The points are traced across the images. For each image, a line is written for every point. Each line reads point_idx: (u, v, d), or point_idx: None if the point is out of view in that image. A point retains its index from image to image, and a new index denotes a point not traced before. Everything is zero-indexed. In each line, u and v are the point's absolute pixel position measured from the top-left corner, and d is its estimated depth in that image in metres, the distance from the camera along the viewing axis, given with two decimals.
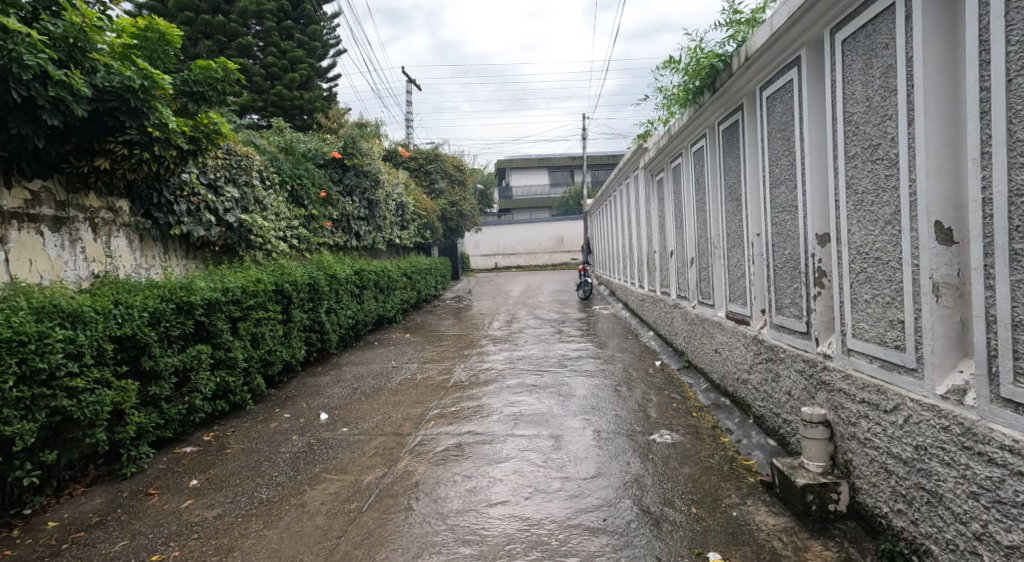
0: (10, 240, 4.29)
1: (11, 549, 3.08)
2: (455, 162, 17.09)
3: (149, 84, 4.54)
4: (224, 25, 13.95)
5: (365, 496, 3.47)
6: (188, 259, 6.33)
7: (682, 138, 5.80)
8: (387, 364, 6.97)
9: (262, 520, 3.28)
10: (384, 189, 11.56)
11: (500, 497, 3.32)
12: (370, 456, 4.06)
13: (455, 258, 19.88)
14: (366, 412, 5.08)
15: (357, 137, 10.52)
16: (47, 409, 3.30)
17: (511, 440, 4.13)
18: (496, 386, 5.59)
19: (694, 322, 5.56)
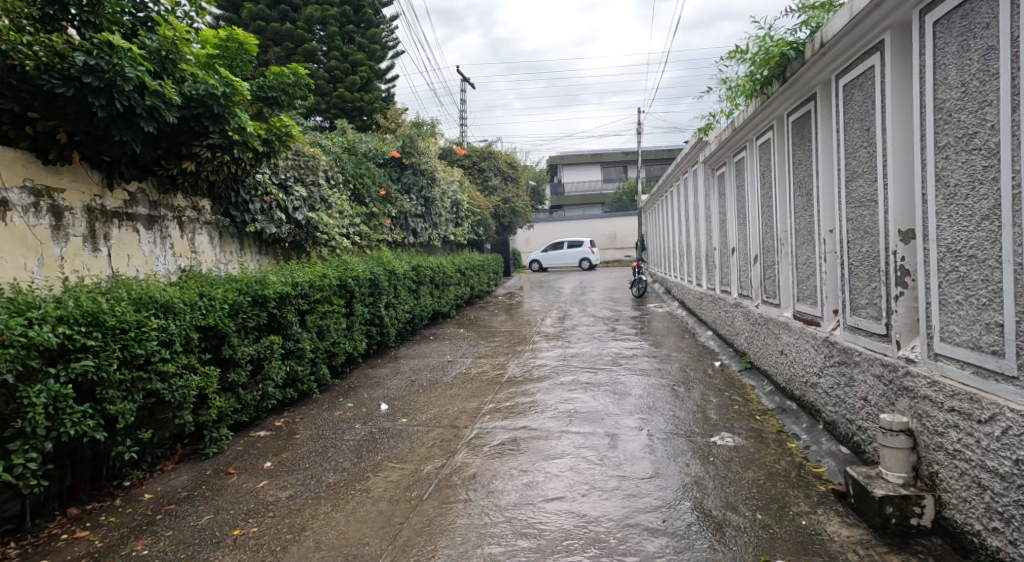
0: (112, 238, 4.62)
1: (115, 516, 3.33)
2: (509, 160, 17.16)
3: (229, 90, 4.82)
4: (291, 32, 14.48)
5: (425, 485, 3.55)
6: (260, 254, 6.64)
7: (747, 131, 5.62)
8: (444, 358, 7.09)
9: (330, 503, 3.41)
10: (440, 187, 11.76)
11: (557, 492, 3.33)
12: (429, 447, 4.15)
13: (507, 255, 19.94)
14: (425, 404, 5.18)
15: (415, 136, 10.73)
16: (143, 392, 3.53)
17: (566, 436, 4.13)
18: (549, 382, 5.60)
19: (758, 322, 5.39)
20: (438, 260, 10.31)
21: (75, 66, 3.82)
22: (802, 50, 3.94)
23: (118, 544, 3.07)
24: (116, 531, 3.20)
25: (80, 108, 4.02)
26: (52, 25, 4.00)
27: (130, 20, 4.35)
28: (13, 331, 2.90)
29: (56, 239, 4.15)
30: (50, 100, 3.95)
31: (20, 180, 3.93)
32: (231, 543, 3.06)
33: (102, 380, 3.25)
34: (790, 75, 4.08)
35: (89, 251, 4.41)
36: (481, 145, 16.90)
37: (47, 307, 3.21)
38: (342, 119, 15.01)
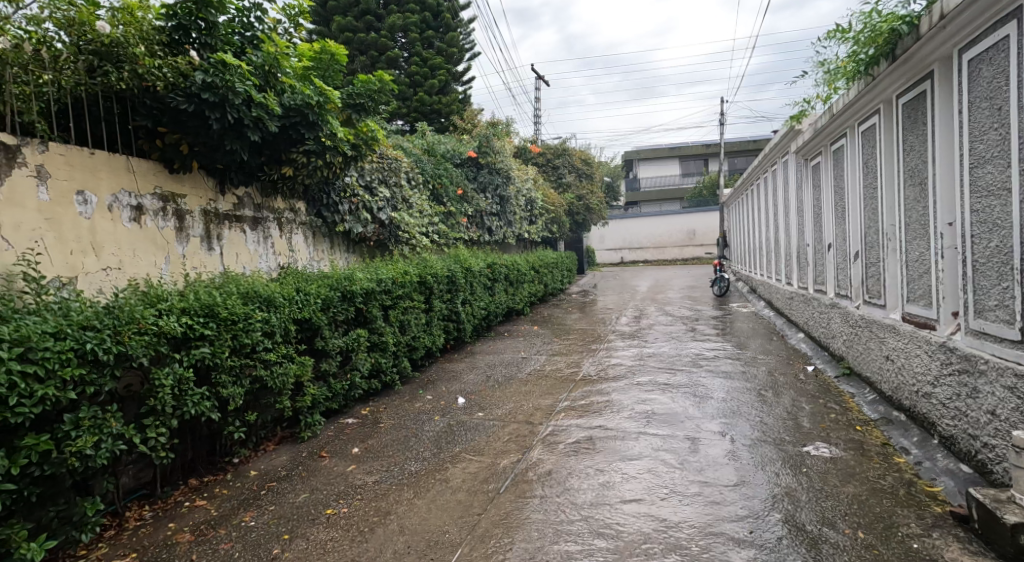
0: (224, 238, 5.02)
1: (227, 489, 3.64)
2: (584, 156, 17.06)
3: (323, 99, 5.08)
4: (375, 41, 15.08)
5: (502, 478, 3.62)
6: (347, 253, 6.96)
7: (847, 117, 5.33)
8: (518, 354, 7.17)
9: (413, 490, 3.55)
10: (516, 185, 11.87)
11: (635, 494, 3.31)
12: (505, 441, 4.23)
13: (581, 252, 19.83)
14: (500, 399, 5.27)
15: (491, 135, 10.91)
16: (249, 378, 3.81)
17: (643, 438, 4.09)
18: (625, 382, 5.55)
19: (858, 324, 5.10)
20: (512, 258, 10.42)
21: (196, 84, 4.18)
22: (916, 24, 3.71)
23: (229, 515, 3.35)
24: (229, 502, 3.50)
25: (198, 122, 4.35)
26: (178, 49, 4.41)
27: (240, 40, 4.72)
28: (147, 321, 3.21)
29: (180, 239, 4.56)
30: (175, 115, 4.30)
31: (151, 187, 4.34)
32: (324, 521, 3.26)
33: (217, 365, 3.55)
34: (902, 52, 3.85)
35: (205, 250, 4.81)
36: (556, 143, 16.91)
37: (172, 300, 3.54)
38: (422, 121, 15.49)
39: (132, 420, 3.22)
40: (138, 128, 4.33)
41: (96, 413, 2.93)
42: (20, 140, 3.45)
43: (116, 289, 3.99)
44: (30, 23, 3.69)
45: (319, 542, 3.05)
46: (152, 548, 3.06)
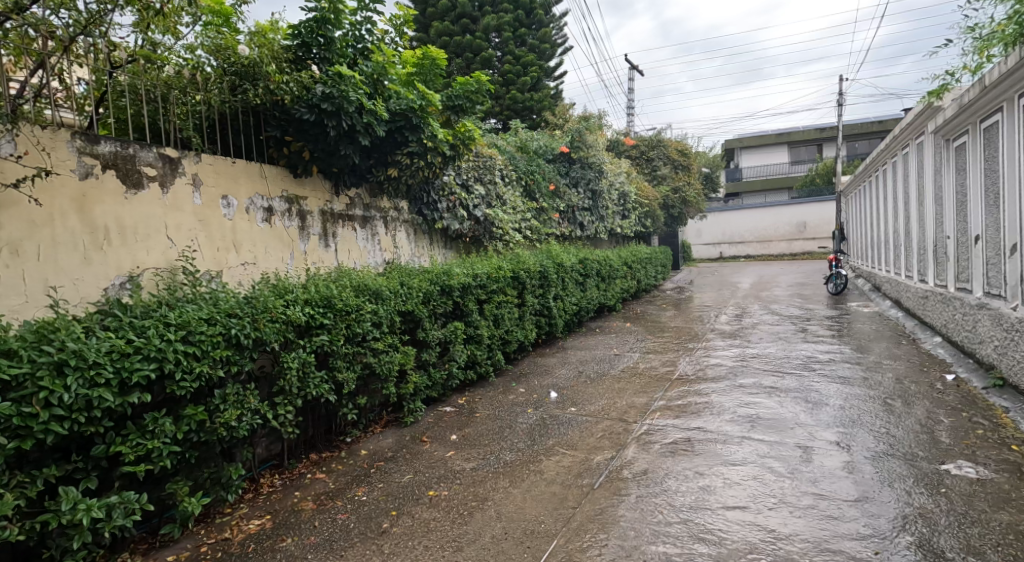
0: (337, 237, 5.50)
1: (341, 465, 4.05)
2: (681, 147, 16.53)
3: (424, 103, 5.42)
4: (470, 43, 15.59)
5: (596, 474, 3.76)
6: (445, 249, 7.34)
7: (1005, 88, 4.93)
8: (611, 351, 7.25)
9: (509, 479, 3.77)
10: (609, 179, 11.89)
11: (738, 501, 3.31)
12: (599, 438, 4.36)
13: (676, 247, 19.44)
14: (593, 395, 5.40)
15: (584, 130, 11.02)
16: (360, 363, 4.21)
17: (747, 443, 4.05)
18: (727, 384, 5.49)
19: (1016, 329, 4.73)
20: (604, 253, 10.48)
21: (316, 95, 4.63)
22: None
23: (345, 488, 3.73)
24: (344, 477, 3.89)
25: (317, 130, 4.78)
26: (301, 65, 4.90)
27: (353, 51, 5.16)
28: (277, 310, 3.63)
29: (302, 237, 5.06)
30: (299, 126, 4.80)
31: (279, 191, 4.85)
32: (428, 501, 3.53)
33: (334, 352, 3.95)
34: None
35: (322, 247, 5.30)
36: (651, 135, 16.69)
37: (297, 292, 3.97)
38: (515, 118, 15.91)
39: (266, 398, 3.63)
40: (268, 138, 4.84)
41: (239, 389, 3.33)
42: (180, 154, 4.01)
43: (250, 282, 4.51)
44: (187, 51, 4.25)
45: (423, 521, 3.31)
46: (283, 511, 3.47)
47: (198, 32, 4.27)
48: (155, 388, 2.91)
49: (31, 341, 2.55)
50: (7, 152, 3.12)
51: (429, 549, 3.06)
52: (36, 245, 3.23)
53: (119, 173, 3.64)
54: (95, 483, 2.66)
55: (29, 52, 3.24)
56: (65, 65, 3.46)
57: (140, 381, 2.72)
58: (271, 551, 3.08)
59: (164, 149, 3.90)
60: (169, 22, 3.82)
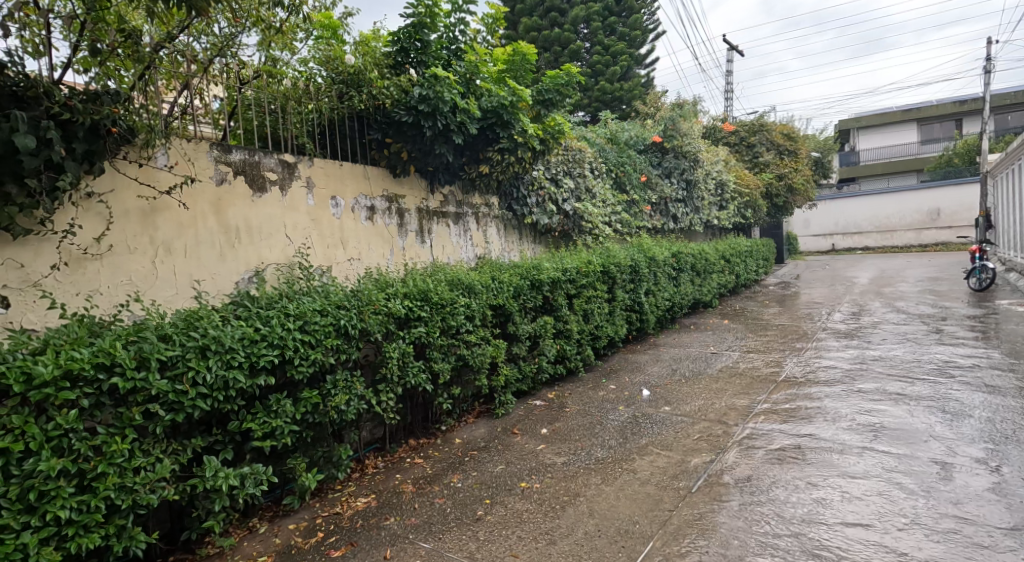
0: (432, 233, 5.74)
1: (437, 452, 4.26)
2: (785, 131, 15.46)
3: (515, 99, 5.52)
4: (559, 36, 15.68)
5: (693, 477, 3.70)
6: (535, 243, 7.45)
7: None
8: (707, 349, 7.08)
9: (601, 476, 3.79)
10: (705, 168, 11.52)
11: (860, 518, 3.11)
12: (696, 439, 4.28)
13: (780, 239, 18.54)
14: (688, 395, 5.31)
15: (678, 118, 10.76)
16: (454, 355, 4.41)
17: (869, 455, 3.82)
18: (844, 389, 5.20)
19: None
20: (700, 246, 10.20)
21: (414, 97, 4.89)
22: None
23: (442, 474, 3.93)
24: (440, 463, 4.09)
25: (414, 130, 5.03)
26: (400, 69, 5.17)
27: (447, 53, 5.36)
28: (380, 303, 3.88)
29: (400, 234, 5.34)
30: (399, 128, 5.07)
31: (380, 190, 5.15)
32: (520, 492, 3.64)
33: (430, 343, 4.17)
34: None
35: (418, 243, 5.56)
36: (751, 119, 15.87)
37: (396, 286, 4.23)
38: (604, 110, 15.90)
39: (370, 385, 3.89)
40: (371, 141, 5.14)
41: (347, 376, 3.59)
42: (296, 158, 4.37)
43: (356, 277, 4.83)
44: (302, 65, 4.62)
45: (516, 511, 3.42)
46: (386, 492, 3.71)
47: (312, 46, 4.66)
48: (279, 372, 3.23)
49: (180, 328, 2.91)
50: (162, 163, 3.57)
51: (523, 539, 3.14)
52: (183, 244, 3.66)
53: (248, 179, 4.04)
54: (231, 454, 3.00)
55: (178, 75, 3.66)
56: (204, 84, 3.90)
57: (266, 365, 3.04)
58: (375, 528, 3.30)
59: (283, 156, 4.28)
60: (286, 39, 4.19)
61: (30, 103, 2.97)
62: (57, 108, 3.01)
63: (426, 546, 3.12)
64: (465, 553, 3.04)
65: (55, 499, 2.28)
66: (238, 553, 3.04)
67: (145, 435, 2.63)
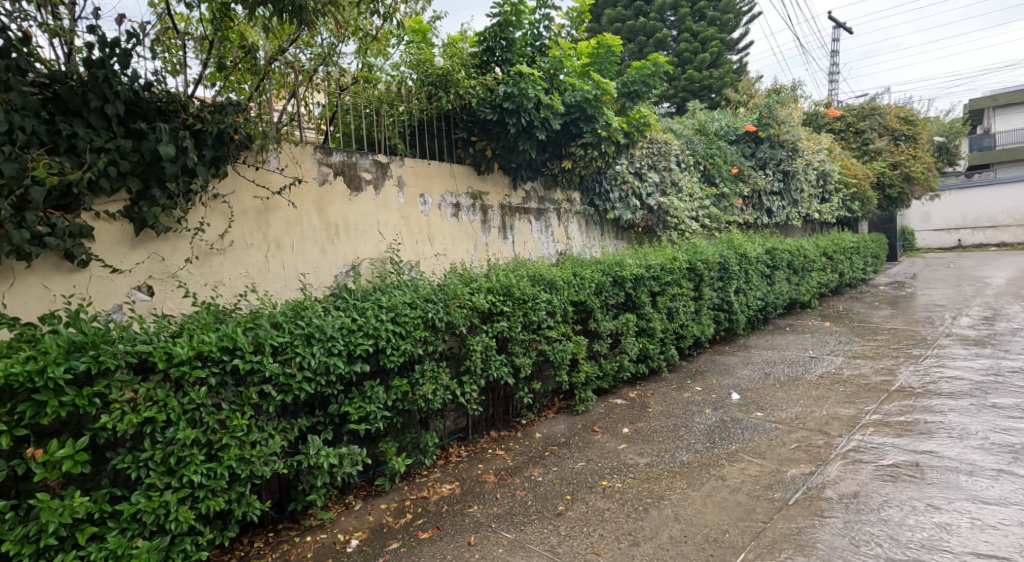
0: (514, 229, 5.86)
1: (518, 445, 4.37)
2: (902, 114, 13.96)
3: (599, 92, 5.52)
4: (644, 25, 15.47)
5: (789, 488, 3.58)
6: (617, 239, 7.40)
7: None
8: (805, 353, 6.77)
9: (686, 480, 3.74)
10: (805, 157, 10.77)
11: (994, 549, 2.90)
12: (793, 449, 4.12)
13: (892, 234, 17.30)
14: (782, 401, 5.12)
15: (775, 105, 10.21)
16: (536, 350, 4.50)
17: (1005, 480, 3.53)
18: (974, 403, 4.81)
19: None
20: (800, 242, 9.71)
21: (500, 95, 5.00)
22: None
23: (524, 467, 4.02)
24: (521, 456, 4.19)
25: (500, 128, 5.15)
26: (486, 68, 5.31)
27: (531, 50, 5.45)
28: (465, 297, 4.02)
29: (484, 230, 5.49)
30: (485, 126, 5.22)
31: (465, 187, 5.32)
32: (601, 491, 3.67)
33: (512, 338, 4.28)
34: None
35: (501, 239, 5.70)
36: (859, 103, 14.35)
37: (480, 281, 4.36)
38: (690, 99, 15.53)
39: (455, 375, 4.03)
40: (458, 139, 5.32)
41: (434, 366, 3.75)
42: (389, 159, 4.61)
43: (442, 272, 5.03)
44: (394, 69, 4.86)
45: (597, 509, 3.45)
46: (470, 480, 3.85)
47: (403, 51, 4.89)
48: (373, 361, 3.43)
49: (289, 317, 3.17)
50: (274, 166, 3.89)
51: (605, 538, 3.17)
52: (290, 239, 3.96)
53: (346, 179, 4.30)
54: (331, 435, 3.25)
55: (286, 85, 3.95)
56: (307, 92, 4.18)
57: (362, 353, 3.25)
58: (460, 514, 3.44)
59: (377, 156, 4.52)
60: (380, 46, 4.47)
61: (170, 116, 3.31)
62: (192, 119, 3.34)
63: (508, 536, 3.22)
64: (547, 546, 3.12)
65: (190, 465, 2.57)
66: (337, 527, 3.28)
67: (260, 413, 2.89)
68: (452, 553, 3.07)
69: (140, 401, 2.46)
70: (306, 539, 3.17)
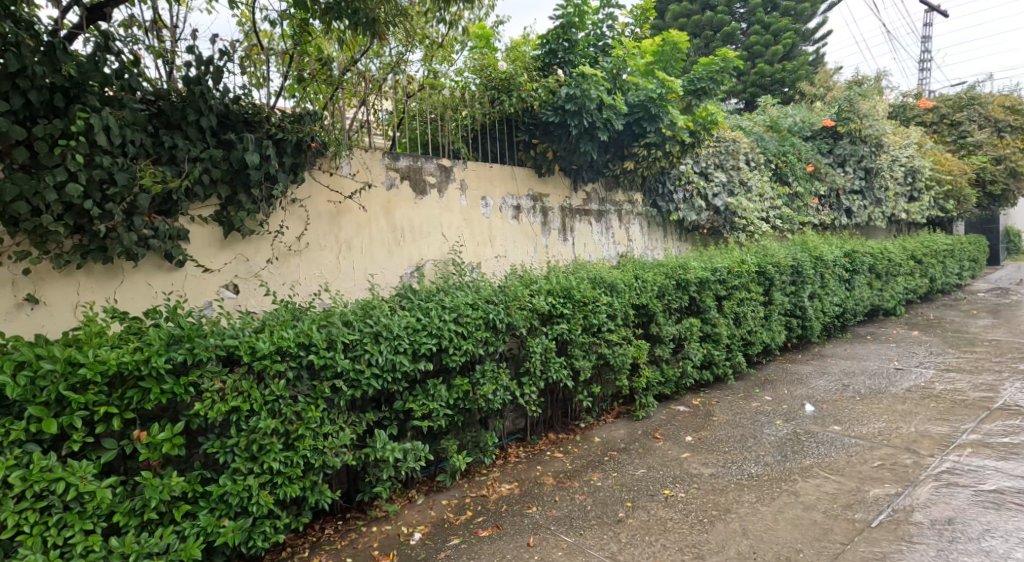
0: (574, 231, 5.87)
1: (577, 448, 4.38)
2: (1006, 103, 12.96)
3: (664, 91, 5.49)
4: (711, 19, 15.20)
5: (871, 510, 3.42)
6: (680, 240, 7.28)
7: None
8: (891, 364, 6.45)
9: (755, 495, 3.64)
10: (891, 153, 10.15)
11: None
12: (877, 468, 3.94)
13: (995, 235, 16.17)
14: (861, 415, 4.90)
15: (856, 97, 9.70)
16: (596, 353, 4.50)
17: None
18: None
19: None
20: (885, 243, 9.23)
21: (562, 97, 5.03)
22: None
23: (583, 470, 4.03)
24: (580, 460, 4.20)
25: (561, 130, 5.17)
26: (548, 70, 5.34)
27: (594, 50, 5.46)
28: (525, 299, 4.07)
29: (544, 232, 5.53)
30: (546, 128, 5.25)
31: (526, 189, 5.37)
32: (663, 500, 3.63)
33: (572, 340, 4.30)
34: None
35: (561, 240, 5.72)
36: (956, 92, 13.48)
37: (540, 283, 4.40)
38: (760, 94, 15.11)
39: (514, 377, 4.08)
40: (519, 142, 5.37)
41: (494, 366, 3.81)
42: (452, 163, 4.73)
43: (502, 273, 5.11)
44: (457, 75, 4.95)
45: (659, 518, 3.42)
46: (529, 481, 3.90)
47: (467, 56, 4.98)
48: (436, 360, 3.53)
49: (359, 315, 3.31)
50: (346, 171, 4.07)
51: (667, 548, 3.14)
52: (360, 241, 4.13)
53: (412, 183, 4.45)
54: (396, 430, 3.37)
55: (356, 93, 4.12)
56: (375, 101, 4.29)
57: (425, 352, 3.35)
58: (519, 514, 3.49)
59: (441, 160, 4.65)
60: (445, 52, 4.59)
61: (256, 126, 3.52)
62: (274, 129, 3.56)
63: (568, 540, 3.24)
64: (607, 552, 3.12)
65: (270, 452, 2.72)
66: (401, 519, 3.39)
67: (332, 406, 3.03)
68: (512, 553, 3.12)
69: (228, 391, 2.64)
70: (372, 529, 3.30)
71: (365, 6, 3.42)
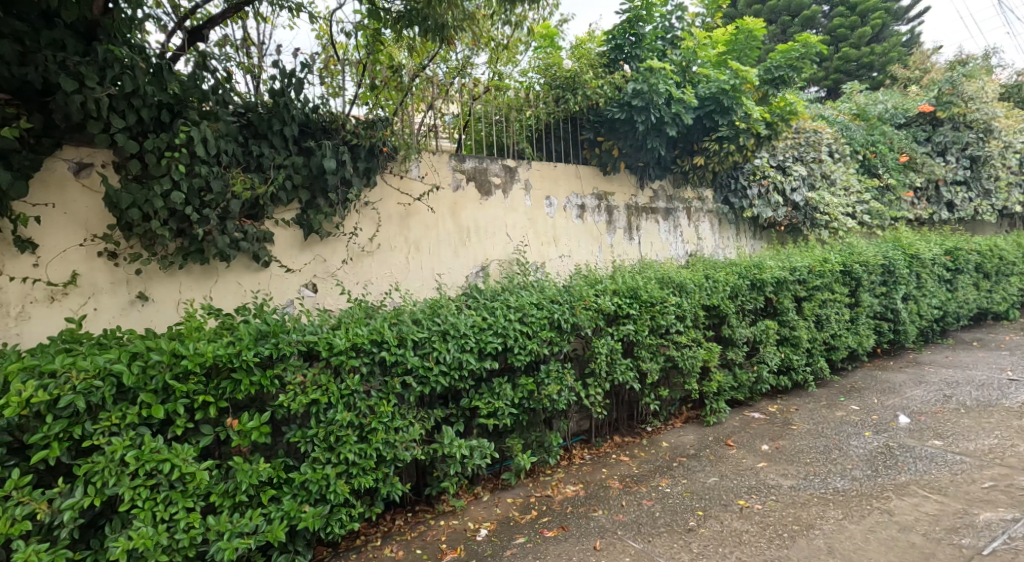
0: (641, 230, 5.79)
1: (644, 453, 4.32)
2: None
3: (739, 81, 5.32)
4: (790, 4, 14.67)
5: (980, 535, 3.20)
6: (753, 238, 7.09)
7: None
8: (1002, 374, 5.99)
9: (842, 511, 3.49)
10: (1004, 139, 9.30)
11: None
12: (987, 489, 3.67)
13: None
14: (965, 430, 4.59)
15: (960, 79, 9.02)
16: (664, 355, 4.44)
17: None
18: None
19: None
20: (992, 239, 8.56)
21: (628, 93, 4.97)
22: None
23: (650, 476, 3.98)
24: (647, 464, 4.15)
25: (627, 126, 5.11)
26: (614, 65, 5.30)
27: (662, 43, 5.33)
28: (590, 299, 4.06)
29: (610, 231, 5.49)
30: (611, 125, 5.21)
31: (590, 188, 5.35)
32: (737, 510, 3.54)
33: (638, 342, 4.26)
34: None
35: (627, 240, 5.66)
36: None
37: (606, 283, 4.38)
38: (844, 81, 14.40)
39: (579, 377, 4.07)
40: (584, 140, 5.39)
41: (559, 366, 3.81)
42: (517, 163, 4.78)
43: (567, 273, 5.12)
44: (522, 76, 4.99)
45: (734, 530, 3.33)
46: (595, 483, 3.89)
47: (531, 56, 5.00)
48: (502, 359, 3.59)
49: (428, 314, 3.40)
50: (415, 174, 4.19)
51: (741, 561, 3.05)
52: (427, 241, 4.24)
53: (478, 184, 4.53)
54: (463, 427, 3.44)
55: (424, 97, 4.22)
56: (440, 102, 4.38)
57: (491, 350, 3.40)
58: (585, 517, 3.49)
59: (506, 161, 4.71)
60: (510, 53, 4.62)
61: (333, 133, 3.72)
62: (349, 135, 3.72)
63: (636, 546, 3.21)
64: None
65: (345, 444, 2.85)
66: (467, 515, 3.47)
67: (402, 402, 3.14)
68: (579, 555, 3.12)
69: (308, 385, 2.78)
70: (440, 523, 3.39)
71: (434, 14, 3.50)
